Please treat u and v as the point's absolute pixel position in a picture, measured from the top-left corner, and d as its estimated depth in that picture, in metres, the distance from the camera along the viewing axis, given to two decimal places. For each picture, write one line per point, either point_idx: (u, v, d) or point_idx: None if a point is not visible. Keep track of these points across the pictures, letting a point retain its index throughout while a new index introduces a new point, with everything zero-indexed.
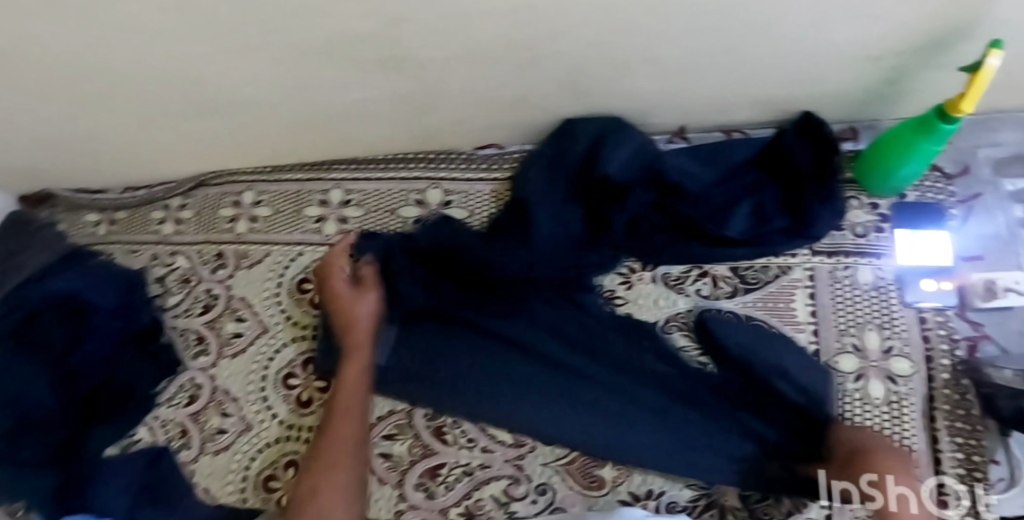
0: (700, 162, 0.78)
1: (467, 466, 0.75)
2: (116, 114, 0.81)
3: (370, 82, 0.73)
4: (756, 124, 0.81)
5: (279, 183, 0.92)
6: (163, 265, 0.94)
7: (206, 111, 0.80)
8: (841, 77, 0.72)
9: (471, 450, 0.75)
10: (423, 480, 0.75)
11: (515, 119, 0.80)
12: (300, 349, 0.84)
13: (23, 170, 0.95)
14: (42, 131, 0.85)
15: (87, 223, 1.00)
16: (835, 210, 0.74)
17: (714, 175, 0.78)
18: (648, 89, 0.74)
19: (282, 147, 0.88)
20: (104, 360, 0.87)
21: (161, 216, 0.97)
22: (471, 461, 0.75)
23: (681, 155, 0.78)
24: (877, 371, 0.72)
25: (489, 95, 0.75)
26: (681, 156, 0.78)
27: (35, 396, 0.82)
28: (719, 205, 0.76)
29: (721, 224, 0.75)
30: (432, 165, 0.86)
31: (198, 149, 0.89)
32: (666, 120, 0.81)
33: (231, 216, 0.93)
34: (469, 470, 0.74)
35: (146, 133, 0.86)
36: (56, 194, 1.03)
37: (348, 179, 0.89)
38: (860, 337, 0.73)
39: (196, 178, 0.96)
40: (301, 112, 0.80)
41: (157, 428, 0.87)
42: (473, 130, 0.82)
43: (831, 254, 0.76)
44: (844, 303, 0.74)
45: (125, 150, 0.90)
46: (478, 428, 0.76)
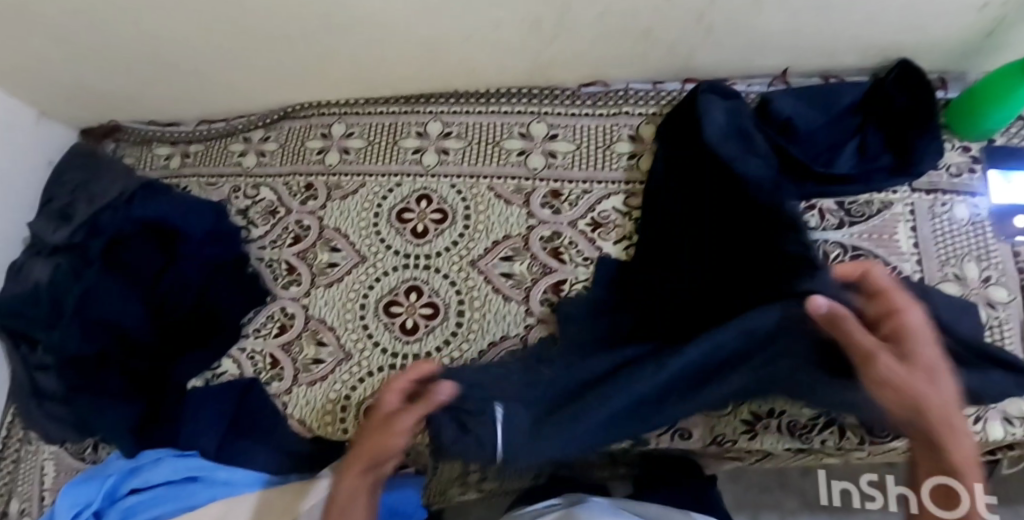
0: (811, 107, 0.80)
1: None
2: (222, 31, 0.79)
3: (499, 6, 0.72)
4: (854, 69, 0.84)
5: (372, 115, 0.91)
6: (246, 197, 0.91)
7: (312, 32, 0.78)
8: (947, 27, 0.75)
9: None
10: None
11: (631, 52, 0.80)
12: (402, 278, 0.82)
13: (98, 94, 0.92)
14: (131, 45, 0.82)
15: (157, 156, 0.97)
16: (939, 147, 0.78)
17: (824, 114, 0.80)
18: (766, 28, 0.76)
19: (381, 76, 0.87)
20: (191, 285, 0.84)
21: (242, 148, 0.94)
22: None
23: (791, 98, 0.81)
24: (978, 299, 0.75)
25: (618, 24, 0.75)
26: (789, 102, 0.80)
27: (123, 321, 0.81)
28: (829, 144, 0.81)
29: (835, 162, 0.80)
30: (536, 100, 0.87)
31: (291, 75, 0.87)
32: (772, 62, 0.83)
33: (320, 147, 0.91)
34: None
35: (241, 54, 0.83)
36: (123, 126, 1.00)
37: (446, 112, 0.89)
38: (961, 268, 0.77)
39: (282, 110, 0.94)
40: (413, 37, 0.78)
41: (244, 360, 0.83)
42: (586, 62, 0.82)
43: (929, 191, 0.80)
44: (943, 236, 0.78)
45: (212, 73, 0.87)
46: None
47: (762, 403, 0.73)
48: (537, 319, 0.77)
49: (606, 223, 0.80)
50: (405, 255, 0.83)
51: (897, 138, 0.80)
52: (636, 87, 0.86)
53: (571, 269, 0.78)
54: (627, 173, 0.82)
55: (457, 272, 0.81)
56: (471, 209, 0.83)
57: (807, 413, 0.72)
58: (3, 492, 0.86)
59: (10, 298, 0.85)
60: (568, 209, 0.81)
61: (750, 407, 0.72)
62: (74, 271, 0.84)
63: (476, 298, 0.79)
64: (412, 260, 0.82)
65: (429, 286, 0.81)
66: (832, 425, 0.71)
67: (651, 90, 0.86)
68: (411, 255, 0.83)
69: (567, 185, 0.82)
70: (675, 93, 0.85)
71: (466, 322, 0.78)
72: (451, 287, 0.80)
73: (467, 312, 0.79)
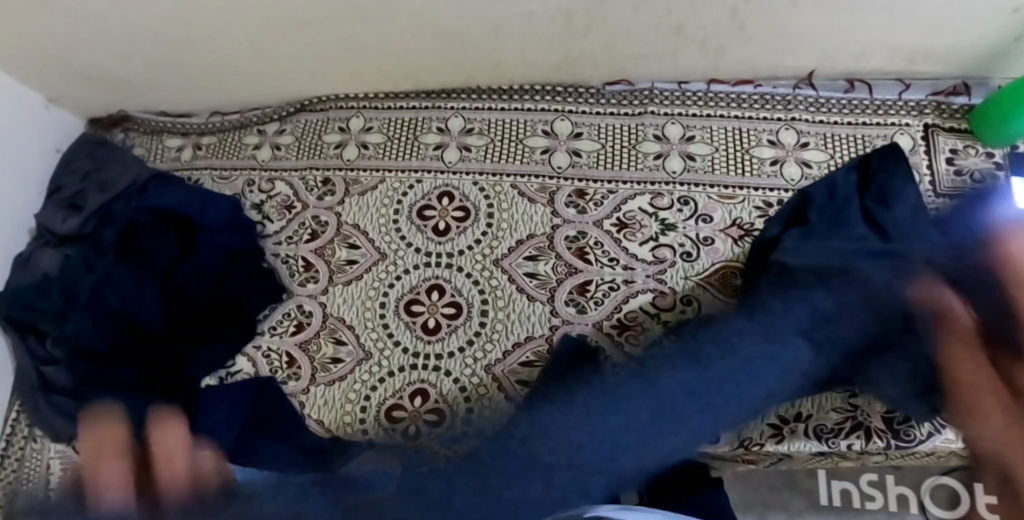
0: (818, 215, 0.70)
1: None
2: (244, 18, 0.77)
3: None
4: (879, 74, 0.84)
5: (392, 110, 0.89)
6: (261, 191, 0.89)
7: (341, 18, 0.76)
8: (977, 30, 0.75)
9: None
10: None
11: (658, 48, 0.80)
12: (423, 276, 0.81)
13: (109, 81, 0.90)
14: (152, 29, 0.79)
15: (168, 148, 0.95)
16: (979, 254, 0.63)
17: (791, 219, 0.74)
18: (800, 27, 0.75)
19: (405, 68, 0.85)
20: (210, 276, 0.82)
21: (257, 141, 0.92)
22: None
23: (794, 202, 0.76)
24: None
25: (648, 18, 0.74)
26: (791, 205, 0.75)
27: (137, 311, 0.78)
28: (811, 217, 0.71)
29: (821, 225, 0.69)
30: (559, 98, 0.86)
31: (313, 64, 0.85)
32: (799, 64, 0.82)
33: (337, 142, 0.89)
34: None
35: (265, 40, 0.81)
36: (132, 116, 0.97)
37: (468, 108, 0.87)
38: None
39: (299, 103, 0.92)
40: (446, 25, 0.77)
41: (260, 358, 0.81)
42: (611, 59, 0.81)
43: (954, 197, 0.80)
44: None
45: (232, 60, 0.85)
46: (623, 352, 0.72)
47: (790, 407, 0.72)
48: (561, 319, 0.76)
49: (632, 224, 0.79)
50: (426, 254, 0.82)
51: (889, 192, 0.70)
52: (660, 87, 0.86)
53: (596, 270, 0.77)
54: (651, 173, 0.81)
55: (479, 270, 0.80)
56: (493, 207, 0.82)
57: (836, 417, 0.72)
58: (6, 490, 0.84)
59: (18, 287, 0.83)
60: (594, 209, 0.80)
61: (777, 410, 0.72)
62: (86, 259, 0.81)
63: (500, 297, 0.78)
64: (434, 258, 0.81)
65: (451, 285, 0.80)
66: (859, 429, 0.71)
67: (676, 91, 0.85)
68: (433, 253, 0.82)
69: (592, 184, 0.81)
70: (700, 94, 0.85)
71: (489, 322, 0.77)
72: (474, 286, 0.79)
73: (490, 311, 0.77)
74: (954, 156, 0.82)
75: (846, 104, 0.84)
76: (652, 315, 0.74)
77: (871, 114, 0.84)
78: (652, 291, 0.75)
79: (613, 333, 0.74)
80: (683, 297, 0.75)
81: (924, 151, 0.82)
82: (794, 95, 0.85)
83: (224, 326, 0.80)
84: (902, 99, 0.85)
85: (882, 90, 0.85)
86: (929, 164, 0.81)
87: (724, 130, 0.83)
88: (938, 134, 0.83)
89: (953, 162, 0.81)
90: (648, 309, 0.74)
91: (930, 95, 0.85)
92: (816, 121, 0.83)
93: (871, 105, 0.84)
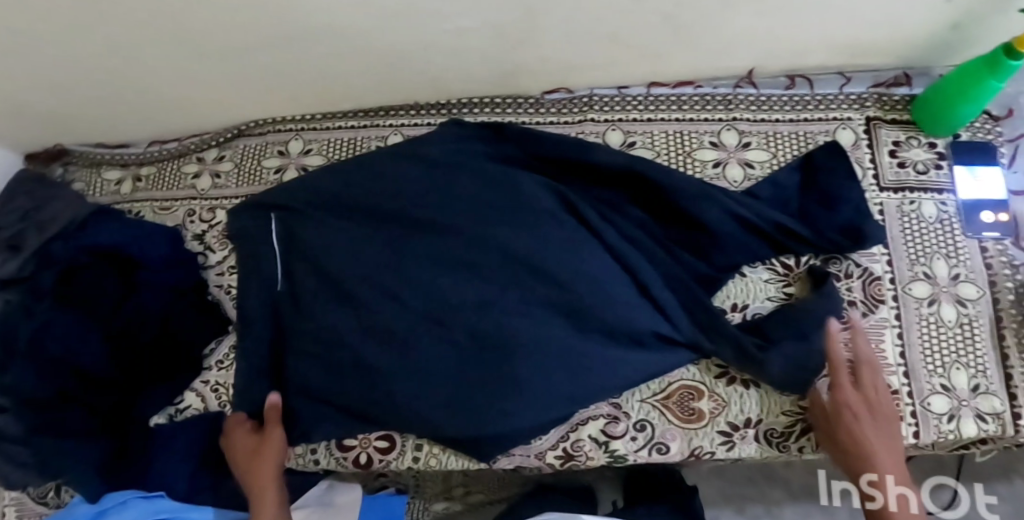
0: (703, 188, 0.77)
1: (569, 426, 0.72)
2: (167, 48, 0.75)
3: (463, 11, 0.69)
4: (820, 68, 0.83)
5: (330, 130, 0.87)
6: (202, 220, 0.87)
7: (268, 43, 0.74)
8: (913, 22, 0.74)
9: (555, 451, 0.72)
10: (516, 457, 0.72)
11: (594, 57, 0.78)
12: None
13: (39, 116, 0.88)
14: (78, 64, 0.77)
15: (107, 181, 0.93)
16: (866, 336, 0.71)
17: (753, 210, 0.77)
18: (737, 29, 0.74)
19: (340, 88, 0.84)
20: (153, 316, 0.80)
21: (196, 169, 0.90)
22: (571, 426, 0.72)
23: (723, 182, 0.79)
24: (948, 296, 0.76)
25: (580, 30, 0.73)
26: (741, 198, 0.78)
27: (80, 357, 0.76)
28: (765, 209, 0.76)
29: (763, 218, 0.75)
30: (499, 109, 0.85)
31: (248, 89, 0.83)
32: (739, 64, 0.81)
33: (278, 166, 0.87)
34: (569, 427, 0.73)
35: (196, 69, 0.79)
36: (69, 150, 0.95)
37: (407, 125, 0.86)
38: (930, 266, 0.77)
39: (236, 128, 0.90)
40: (377, 46, 0.75)
41: (208, 393, 0.79)
42: (548, 70, 0.80)
43: (898, 190, 0.80)
44: (912, 234, 0.78)
45: (163, 89, 0.83)
46: (568, 454, 0.72)
47: (739, 413, 0.72)
48: None
49: None
50: None
51: (824, 191, 0.77)
52: (600, 93, 0.85)
53: None
54: None
55: None
56: None
57: (784, 419, 0.72)
58: None
59: None
60: None
61: (728, 418, 0.72)
62: (23, 304, 0.77)
63: None
64: None
65: None
66: (809, 431, 0.71)
67: (615, 96, 0.84)
68: None
69: None
70: (640, 97, 0.84)
71: None
72: None
73: None
74: (897, 148, 0.81)
75: (787, 101, 0.83)
76: (602, 444, 0.71)
77: (813, 110, 0.83)
78: (605, 416, 0.72)
79: (557, 464, 0.72)
80: (636, 422, 0.72)
81: (867, 144, 0.81)
82: (734, 94, 0.84)
83: (174, 364, 0.80)
84: (844, 93, 0.84)
85: (822, 84, 0.84)
86: (872, 158, 0.81)
87: (664, 134, 0.82)
88: (880, 126, 0.82)
89: (896, 154, 0.81)
90: (597, 437, 0.72)
91: (871, 88, 0.85)
92: (757, 120, 0.82)
93: (812, 100, 0.83)
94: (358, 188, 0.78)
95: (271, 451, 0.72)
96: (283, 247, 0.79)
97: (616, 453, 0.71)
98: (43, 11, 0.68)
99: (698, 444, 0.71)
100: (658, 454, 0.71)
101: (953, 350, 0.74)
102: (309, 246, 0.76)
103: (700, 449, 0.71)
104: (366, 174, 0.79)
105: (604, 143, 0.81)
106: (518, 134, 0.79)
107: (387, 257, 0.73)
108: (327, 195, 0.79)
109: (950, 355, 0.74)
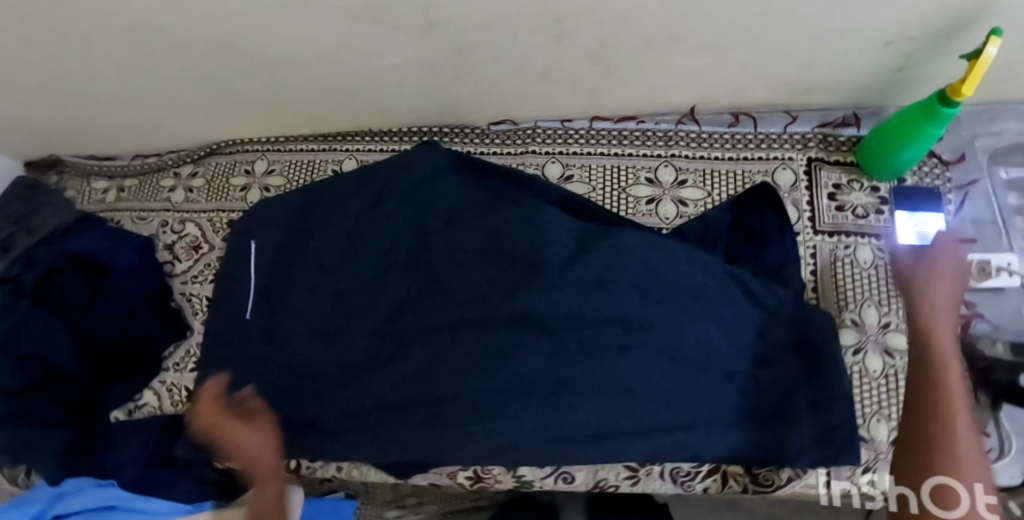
0: (685, 286, 0.74)
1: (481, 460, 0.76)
2: (141, 75, 0.83)
3: (399, 47, 0.74)
4: (763, 106, 0.83)
5: (292, 152, 0.94)
6: (173, 232, 0.95)
7: (231, 72, 0.81)
8: (848, 63, 0.74)
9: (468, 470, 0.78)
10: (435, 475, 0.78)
11: (534, 91, 0.82)
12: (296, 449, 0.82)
13: (37, 130, 0.97)
14: (65, 86, 0.86)
15: (94, 189, 1.01)
16: (834, 403, 0.71)
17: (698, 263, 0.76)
18: (666, 68, 0.76)
19: (301, 115, 0.90)
20: (116, 319, 0.88)
21: (172, 184, 0.98)
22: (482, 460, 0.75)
23: (702, 267, 0.76)
24: (876, 346, 0.75)
25: (513, 66, 0.77)
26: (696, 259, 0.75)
27: (50, 352, 0.84)
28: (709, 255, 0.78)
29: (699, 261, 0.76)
30: (449, 137, 0.90)
31: (219, 113, 0.91)
32: (677, 101, 0.83)
33: (242, 185, 0.94)
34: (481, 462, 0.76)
35: (168, 94, 0.87)
36: (63, 159, 1.04)
37: (362, 150, 0.92)
38: (859, 313, 0.76)
39: (209, 146, 0.98)
40: (326, 76, 0.80)
41: (163, 391, 0.88)
42: (492, 102, 0.84)
43: (833, 233, 0.79)
44: (844, 279, 0.77)
45: (143, 110, 0.91)
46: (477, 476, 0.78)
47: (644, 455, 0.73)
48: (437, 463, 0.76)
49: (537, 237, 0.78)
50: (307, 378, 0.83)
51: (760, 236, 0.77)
52: (544, 125, 0.88)
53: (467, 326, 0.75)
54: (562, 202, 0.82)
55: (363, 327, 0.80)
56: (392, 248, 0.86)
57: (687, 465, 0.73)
58: None
59: None
60: None
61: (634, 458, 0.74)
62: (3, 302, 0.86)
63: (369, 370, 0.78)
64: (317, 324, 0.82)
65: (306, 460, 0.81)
66: (716, 472, 0.73)
67: (558, 128, 0.87)
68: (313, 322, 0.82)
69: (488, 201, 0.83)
70: (582, 130, 0.87)
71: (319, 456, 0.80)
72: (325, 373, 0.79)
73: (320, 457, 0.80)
74: (837, 191, 0.81)
75: (729, 139, 0.84)
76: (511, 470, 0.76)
77: (754, 148, 0.83)
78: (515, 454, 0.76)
79: (467, 483, 0.78)
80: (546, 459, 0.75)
81: (806, 186, 0.81)
82: (676, 130, 0.85)
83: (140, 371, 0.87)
84: (788, 132, 0.84)
85: (767, 123, 0.84)
86: (809, 201, 0.81)
87: (601, 168, 0.84)
88: (821, 168, 0.82)
89: (835, 197, 0.80)
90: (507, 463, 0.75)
91: (819, 127, 0.84)
92: (695, 157, 0.84)
93: (754, 138, 0.84)
94: (353, 250, 0.83)
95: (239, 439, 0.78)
96: (259, 266, 0.87)
97: (523, 478, 0.76)
98: (30, 39, 0.76)
99: (603, 476, 0.74)
100: (565, 482, 0.74)
101: (876, 400, 0.73)
102: (280, 264, 0.86)
103: (605, 481, 0.74)
104: (334, 198, 0.87)
105: (541, 177, 0.84)
106: (486, 167, 0.86)
107: (334, 271, 0.83)
108: (300, 215, 0.88)
109: (874, 405, 0.73)
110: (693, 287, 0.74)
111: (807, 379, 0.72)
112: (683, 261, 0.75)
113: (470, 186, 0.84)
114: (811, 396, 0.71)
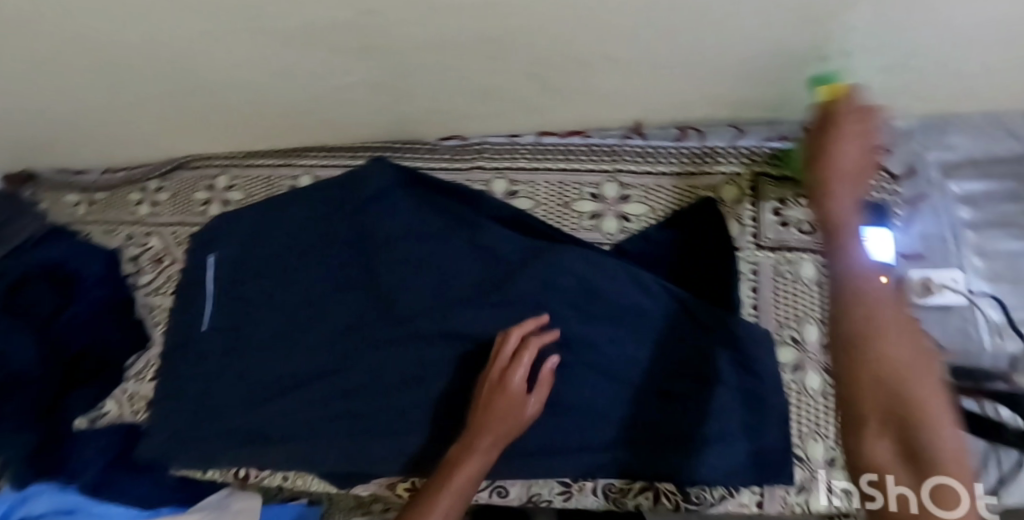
0: (618, 300, 0.75)
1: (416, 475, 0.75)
2: (102, 95, 0.85)
3: (340, 68, 0.75)
4: (709, 121, 0.83)
5: (252, 168, 0.96)
6: (138, 244, 0.99)
7: (186, 92, 0.83)
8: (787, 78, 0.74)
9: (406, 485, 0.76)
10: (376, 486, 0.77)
11: (479, 108, 0.82)
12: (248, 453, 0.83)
13: (9, 146, 1.00)
14: (32, 105, 0.89)
15: (66, 202, 1.05)
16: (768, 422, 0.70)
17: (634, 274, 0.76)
18: (607, 85, 0.76)
19: (259, 132, 0.92)
20: (80, 325, 0.92)
21: (139, 198, 1.01)
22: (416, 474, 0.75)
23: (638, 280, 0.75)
24: (814, 364, 0.74)
25: (455, 85, 0.78)
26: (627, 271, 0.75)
27: (15, 357, 0.88)
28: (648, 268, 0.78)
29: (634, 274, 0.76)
30: (401, 153, 0.91)
31: (181, 130, 0.93)
32: (621, 117, 0.83)
33: (205, 199, 0.97)
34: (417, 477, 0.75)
35: (130, 112, 0.89)
36: (36, 173, 1.07)
37: (318, 165, 0.94)
38: (799, 330, 0.75)
39: (173, 162, 1.00)
40: (276, 95, 0.82)
41: (124, 400, 0.90)
42: (439, 119, 0.85)
43: (776, 249, 0.78)
44: (785, 295, 0.77)
45: (108, 128, 0.94)
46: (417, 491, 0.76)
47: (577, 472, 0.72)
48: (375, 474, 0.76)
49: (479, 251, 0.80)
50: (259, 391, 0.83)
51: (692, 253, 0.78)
52: (493, 140, 0.89)
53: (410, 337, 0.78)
54: (505, 217, 0.82)
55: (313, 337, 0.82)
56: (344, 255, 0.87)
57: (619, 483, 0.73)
58: None
59: None
60: None
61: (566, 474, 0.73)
62: None
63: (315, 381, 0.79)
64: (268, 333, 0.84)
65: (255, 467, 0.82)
66: (648, 490, 0.72)
67: (506, 144, 0.88)
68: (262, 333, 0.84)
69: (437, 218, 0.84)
70: (530, 146, 0.87)
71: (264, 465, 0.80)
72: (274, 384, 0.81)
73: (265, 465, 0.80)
74: (782, 206, 0.80)
75: (675, 154, 0.84)
76: None
77: (699, 164, 0.83)
78: None
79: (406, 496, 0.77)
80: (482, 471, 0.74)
81: (751, 202, 0.81)
82: (623, 145, 0.85)
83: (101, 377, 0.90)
84: (733, 146, 0.82)
85: (714, 136, 0.84)
86: (753, 216, 0.80)
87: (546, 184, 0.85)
88: (767, 183, 0.81)
89: (780, 213, 0.80)
90: None
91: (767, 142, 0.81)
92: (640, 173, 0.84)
93: (701, 153, 0.83)
94: (304, 264, 0.85)
95: (496, 422, 0.65)
96: (215, 279, 0.89)
97: None
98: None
99: (537, 491, 0.74)
100: (499, 496, 0.75)
101: (814, 419, 0.72)
102: (234, 277, 0.88)
103: (539, 495, 0.74)
104: (288, 212, 0.89)
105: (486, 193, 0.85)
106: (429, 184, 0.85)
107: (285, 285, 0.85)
108: (254, 228, 0.90)
109: (811, 424, 0.72)
110: (626, 302, 0.74)
111: (743, 397, 0.70)
112: (620, 274, 0.75)
113: (417, 202, 0.85)
114: (745, 414, 0.70)
